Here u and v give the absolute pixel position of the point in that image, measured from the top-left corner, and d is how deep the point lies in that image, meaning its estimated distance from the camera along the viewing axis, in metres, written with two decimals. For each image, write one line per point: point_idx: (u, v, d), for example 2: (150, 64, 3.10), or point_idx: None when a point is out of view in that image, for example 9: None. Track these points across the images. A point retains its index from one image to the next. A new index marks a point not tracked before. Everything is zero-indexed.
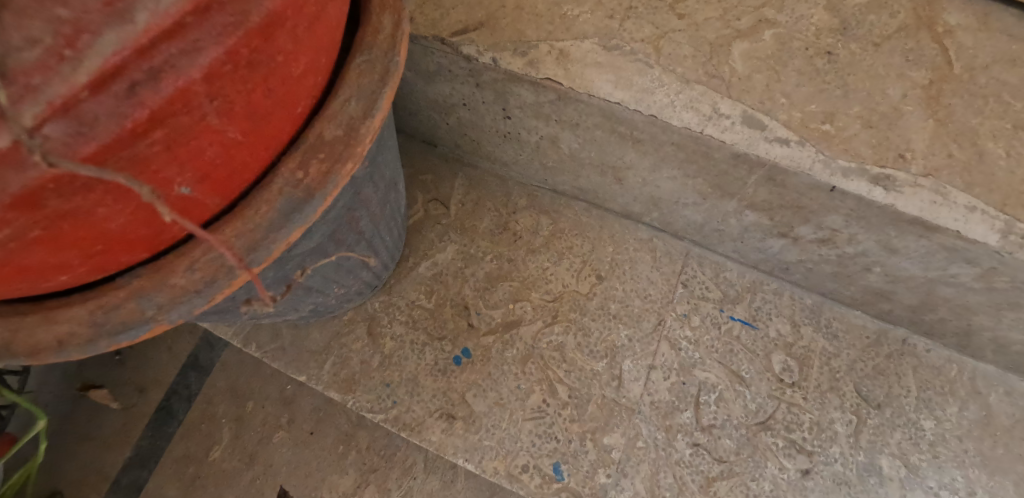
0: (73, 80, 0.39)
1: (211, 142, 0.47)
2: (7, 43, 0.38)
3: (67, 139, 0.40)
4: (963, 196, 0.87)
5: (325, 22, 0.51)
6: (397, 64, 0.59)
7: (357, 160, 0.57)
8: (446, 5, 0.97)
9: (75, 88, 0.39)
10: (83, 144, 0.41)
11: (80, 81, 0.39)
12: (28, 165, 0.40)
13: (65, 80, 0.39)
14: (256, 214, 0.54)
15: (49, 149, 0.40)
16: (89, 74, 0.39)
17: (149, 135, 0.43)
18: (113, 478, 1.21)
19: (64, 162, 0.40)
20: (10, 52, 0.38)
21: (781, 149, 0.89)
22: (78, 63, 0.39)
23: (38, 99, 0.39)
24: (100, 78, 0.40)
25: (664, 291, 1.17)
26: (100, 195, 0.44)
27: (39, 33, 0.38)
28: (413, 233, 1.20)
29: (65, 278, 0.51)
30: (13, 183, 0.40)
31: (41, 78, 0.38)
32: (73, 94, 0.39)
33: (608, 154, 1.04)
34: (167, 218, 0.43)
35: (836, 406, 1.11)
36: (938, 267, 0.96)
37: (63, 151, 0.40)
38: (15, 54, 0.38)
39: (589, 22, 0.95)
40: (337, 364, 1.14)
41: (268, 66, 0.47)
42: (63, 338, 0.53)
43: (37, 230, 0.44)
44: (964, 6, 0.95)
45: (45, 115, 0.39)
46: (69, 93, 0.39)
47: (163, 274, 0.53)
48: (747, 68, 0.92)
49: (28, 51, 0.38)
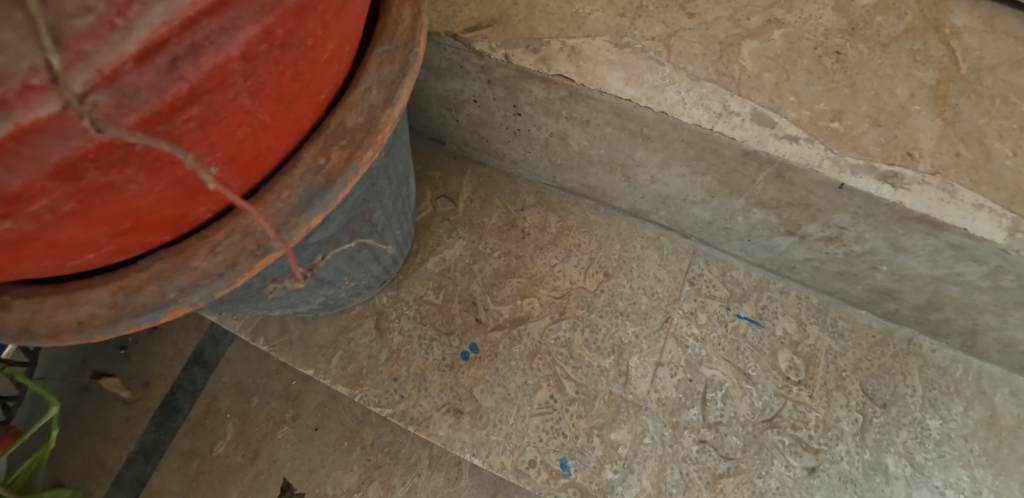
0: (122, 49, 0.40)
1: (241, 122, 0.48)
2: (60, 11, 0.39)
3: (110, 109, 0.41)
4: (971, 195, 0.88)
5: (351, 9, 0.52)
6: (417, 54, 0.60)
7: (377, 148, 0.58)
8: (458, 2, 0.99)
9: (122, 58, 0.40)
10: (124, 115, 0.42)
11: (129, 51, 0.40)
12: (72, 133, 0.41)
13: (115, 49, 0.40)
14: (278, 199, 0.55)
15: (95, 118, 0.41)
16: (137, 45, 0.40)
17: (185, 111, 0.44)
18: (117, 472, 1.21)
19: (110, 130, 0.41)
20: (63, 19, 0.39)
21: (790, 146, 0.90)
22: (128, 33, 0.40)
23: (88, 67, 0.40)
24: (145, 50, 0.41)
25: (671, 289, 1.18)
26: (134, 170, 0.45)
27: (92, 1, 0.39)
28: (421, 229, 1.21)
29: (90, 257, 0.52)
30: (55, 151, 0.41)
31: (92, 46, 0.39)
32: (120, 64, 0.40)
33: (618, 152, 1.05)
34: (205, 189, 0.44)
35: (843, 404, 1.12)
36: (945, 266, 0.97)
37: (108, 119, 0.41)
38: (69, 21, 0.39)
39: (601, 21, 0.96)
40: (345, 358, 1.15)
41: (299, 48, 0.48)
42: (84, 319, 0.54)
43: (72, 203, 0.45)
44: (970, 7, 0.96)
45: (93, 83, 0.40)
46: (116, 63, 0.40)
47: (184, 257, 0.54)
48: (757, 67, 0.93)
49: (81, 19, 0.39)
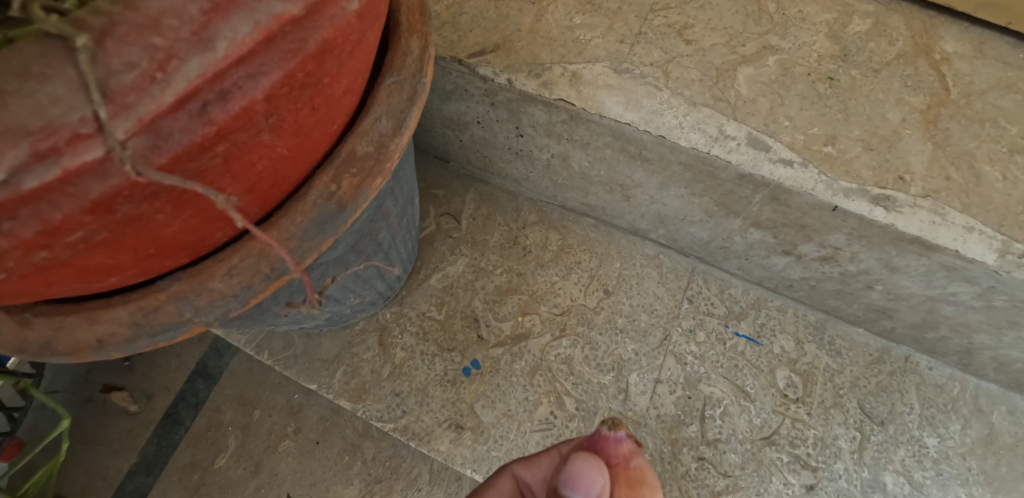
0: (161, 100, 0.42)
1: (261, 156, 0.51)
2: (108, 67, 0.41)
3: (146, 150, 0.44)
4: (961, 217, 0.90)
5: (365, 47, 0.54)
6: (424, 85, 0.63)
7: (386, 175, 0.61)
8: (463, 28, 1.02)
9: (161, 107, 0.43)
10: (158, 155, 0.44)
11: (167, 101, 0.43)
12: (111, 173, 0.44)
13: (155, 100, 0.42)
14: (291, 224, 0.58)
15: (135, 160, 0.43)
16: (175, 95, 0.43)
17: (213, 149, 0.47)
18: (118, 484, 1.23)
19: (149, 172, 0.44)
20: (110, 75, 0.41)
21: (784, 170, 0.93)
22: (167, 85, 0.42)
23: (131, 116, 0.42)
24: (181, 98, 0.43)
25: (670, 306, 1.20)
26: (162, 202, 0.48)
27: (136, 58, 0.42)
28: (425, 246, 1.24)
29: (113, 279, 0.54)
30: (95, 189, 0.44)
31: (135, 98, 0.42)
32: (159, 112, 0.43)
33: (618, 173, 1.08)
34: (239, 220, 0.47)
35: (840, 422, 1.13)
36: (938, 285, 0.99)
37: (145, 161, 0.44)
38: (115, 76, 0.41)
39: (601, 47, 0.99)
40: (348, 373, 1.17)
41: (316, 88, 0.51)
42: (103, 338, 0.56)
43: (104, 234, 0.48)
44: (959, 34, 1.00)
45: (133, 130, 0.43)
46: (156, 112, 0.43)
47: (201, 278, 0.56)
48: (752, 92, 0.96)
49: (126, 74, 0.42)
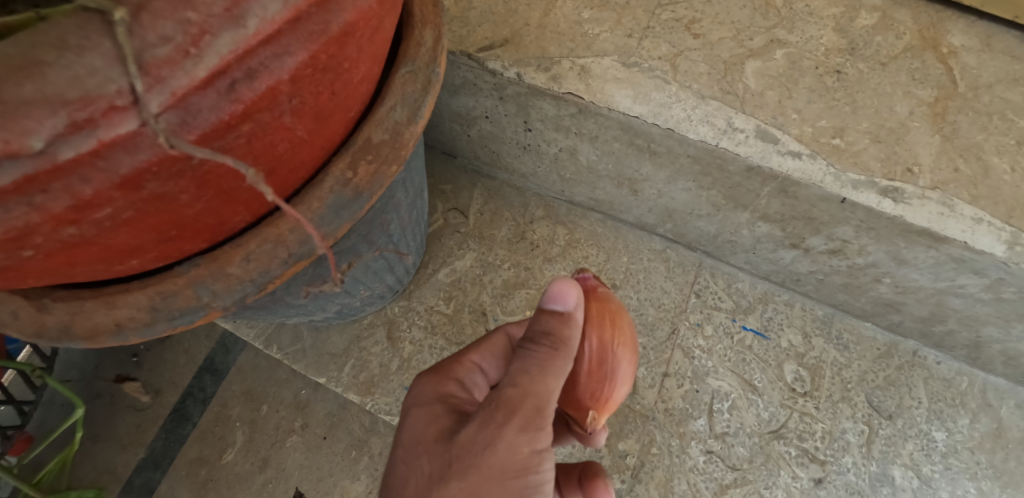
0: (193, 74, 0.43)
1: (283, 138, 0.52)
2: (143, 40, 0.42)
3: (176, 126, 0.45)
4: (970, 209, 0.91)
5: (383, 33, 0.55)
6: (439, 75, 0.64)
7: (401, 162, 0.62)
8: (472, 23, 1.03)
9: (193, 82, 0.44)
10: (188, 131, 0.45)
11: (198, 76, 0.44)
12: (142, 147, 0.45)
13: (188, 74, 0.43)
14: (309, 209, 0.58)
15: (167, 134, 0.45)
16: (206, 70, 0.44)
17: (237, 128, 0.48)
18: (126, 479, 1.24)
19: (182, 144, 0.45)
20: (146, 48, 0.42)
21: (793, 161, 0.93)
22: (199, 60, 0.43)
23: (164, 89, 0.43)
24: (212, 75, 0.44)
25: (678, 300, 1.21)
26: (187, 181, 0.49)
27: (171, 32, 0.42)
28: (433, 241, 1.25)
29: (134, 261, 0.55)
30: (125, 164, 0.45)
31: (169, 72, 0.43)
32: (190, 87, 0.44)
33: (626, 167, 1.09)
34: (267, 195, 0.48)
35: (848, 416, 1.14)
36: (947, 278, 0.99)
37: (176, 135, 0.45)
38: (150, 49, 0.42)
39: (609, 41, 1.00)
40: (357, 366, 1.18)
41: (337, 71, 0.52)
42: (122, 322, 0.57)
43: (130, 212, 0.49)
44: (967, 28, 1.00)
45: (166, 103, 0.44)
46: (188, 87, 0.44)
47: (219, 263, 0.57)
48: (760, 85, 0.97)
49: (161, 48, 0.42)
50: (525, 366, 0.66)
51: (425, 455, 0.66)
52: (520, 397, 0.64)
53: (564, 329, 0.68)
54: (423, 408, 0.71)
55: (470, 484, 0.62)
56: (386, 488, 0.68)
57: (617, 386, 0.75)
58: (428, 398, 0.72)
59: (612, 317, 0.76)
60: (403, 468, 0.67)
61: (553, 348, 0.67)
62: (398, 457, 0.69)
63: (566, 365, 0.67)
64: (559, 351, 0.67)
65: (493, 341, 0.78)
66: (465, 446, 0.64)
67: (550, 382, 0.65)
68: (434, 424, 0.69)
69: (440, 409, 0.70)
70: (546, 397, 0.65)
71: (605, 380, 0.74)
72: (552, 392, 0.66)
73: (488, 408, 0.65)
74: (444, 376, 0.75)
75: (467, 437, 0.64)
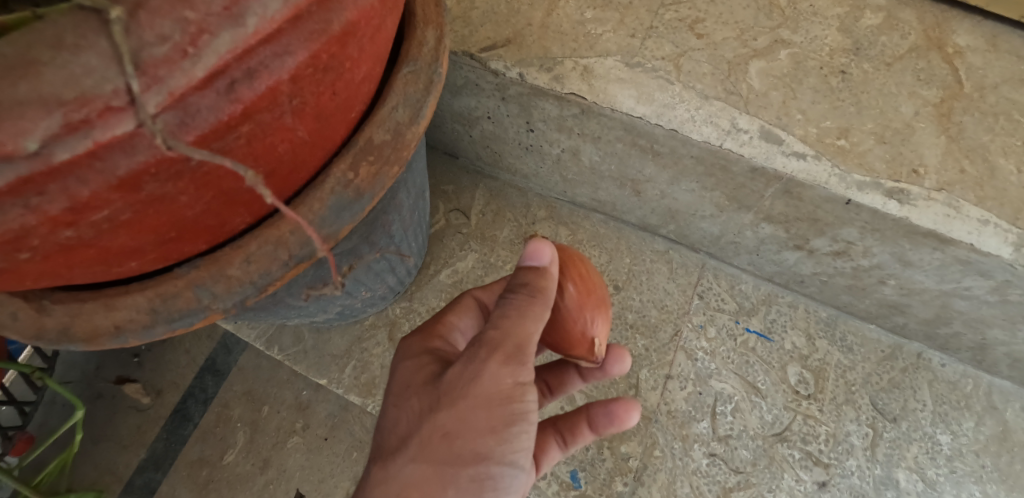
0: (192, 74, 0.43)
1: (283, 139, 0.52)
2: (141, 39, 0.41)
3: (174, 126, 0.44)
4: (976, 210, 0.90)
5: (385, 32, 0.54)
6: (441, 75, 0.63)
7: (403, 163, 0.61)
8: (475, 23, 1.02)
9: (191, 82, 0.43)
10: (186, 132, 0.45)
11: (197, 76, 0.43)
12: (140, 147, 0.44)
13: (186, 74, 0.43)
14: (310, 211, 0.58)
15: (165, 135, 0.44)
16: (205, 70, 0.43)
17: (237, 129, 0.48)
18: (127, 480, 1.23)
19: (180, 146, 0.44)
20: (143, 47, 0.42)
21: (798, 162, 0.93)
22: (198, 60, 0.43)
23: (162, 89, 0.43)
24: (210, 74, 0.44)
25: (681, 302, 1.20)
26: (186, 183, 0.49)
27: (169, 31, 0.42)
28: (434, 241, 1.24)
29: (133, 263, 0.55)
30: (123, 165, 0.45)
31: (166, 71, 0.42)
32: (188, 87, 0.43)
33: (629, 168, 1.08)
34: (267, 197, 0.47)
35: (852, 419, 1.13)
36: (952, 280, 0.99)
37: (174, 136, 0.44)
38: (148, 48, 0.42)
39: (612, 41, 0.99)
40: (358, 367, 1.17)
41: (338, 71, 0.51)
42: (121, 324, 0.57)
43: (129, 213, 0.48)
44: (972, 28, 0.99)
45: (164, 104, 0.43)
46: (186, 87, 0.43)
47: (219, 265, 0.57)
48: (764, 86, 0.96)
49: (159, 47, 0.42)
50: (504, 312, 0.66)
51: (414, 396, 0.67)
52: (502, 337, 0.65)
53: (542, 278, 0.67)
54: (412, 360, 0.72)
55: (458, 415, 0.63)
56: (378, 433, 0.68)
57: (601, 312, 0.75)
58: (416, 350, 0.73)
59: (585, 258, 0.77)
60: (393, 411, 0.68)
61: (531, 296, 0.66)
62: (388, 403, 0.69)
63: (545, 312, 0.66)
64: (538, 298, 0.66)
65: (467, 303, 0.80)
66: (453, 382, 0.64)
67: (530, 325, 0.65)
68: (423, 371, 0.69)
69: (428, 359, 0.71)
70: (528, 335, 0.65)
71: (591, 314, 0.74)
72: (531, 336, 0.65)
73: (472, 348, 0.65)
74: (431, 333, 0.76)
75: (453, 374, 0.65)
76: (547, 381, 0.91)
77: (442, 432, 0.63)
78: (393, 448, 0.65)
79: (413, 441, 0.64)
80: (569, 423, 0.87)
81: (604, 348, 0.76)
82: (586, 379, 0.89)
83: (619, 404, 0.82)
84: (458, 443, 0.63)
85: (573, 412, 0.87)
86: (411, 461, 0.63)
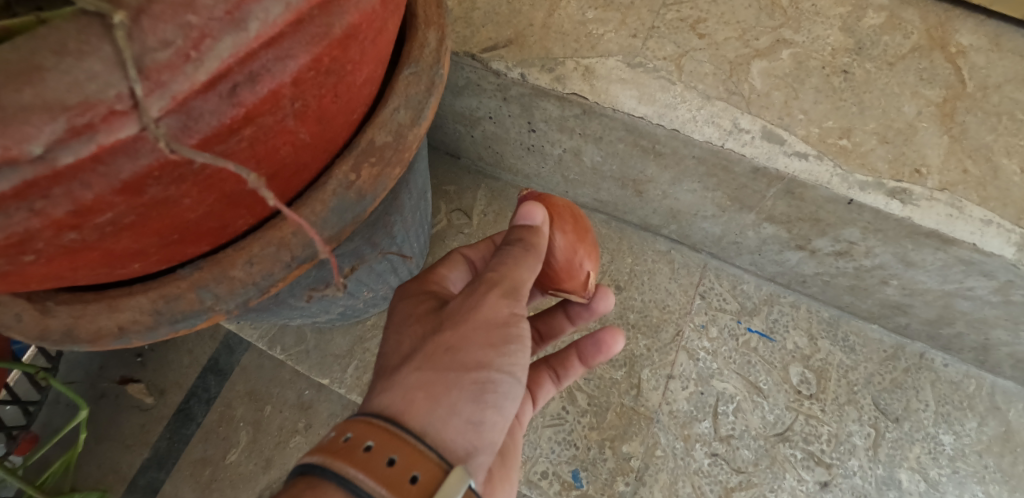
0: (195, 78, 0.43)
1: (285, 142, 0.52)
2: (144, 44, 0.41)
3: (177, 130, 0.45)
4: (978, 210, 0.90)
5: (386, 35, 0.54)
6: (442, 77, 0.63)
7: (405, 165, 0.61)
8: (476, 23, 1.02)
9: (194, 86, 0.43)
10: (189, 136, 0.45)
11: (199, 80, 0.43)
12: (144, 151, 0.45)
13: (188, 78, 0.43)
14: (312, 213, 0.58)
15: (167, 139, 0.44)
16: (208, 75, 0.43)
17: (239, 132, 0.48)
18: (130, 479, 1.23)
19: (183, 149, 0.44)
20: (146, 52, 0.42)
21: (799, 163, 0.93)
22: (200, 64, 0.43)
23: (165, 94, 0.43)
24: (213, 79, 0.44)
25: (682, 302, 1.20)
26: (189, 185, 0.49)
27: (172, 36, 0.42)
28: (436, 241, 1.24)
29: (136, 265, 0.55)
30: (127, 169, 0.45)
31: (169, 76, 0.42)
32: (191, 91, 0.43)
33: (631, 168, 1.08)
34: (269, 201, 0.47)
35: (854, 419, 1.13)
36: (955, 280, 0.98)
37: (177, 140, 0.45)
38: (151, 54, 0.42)
39: (613, 41, 0.99)
40: (360, 367, 1.17)
41: (340, 74, 0.51)
42: (124, 325, 0.57)
43: (132, 216, 0.49)
44: (975, 28, 0.99)
45: (167, 108, 0.43)
46: (189, 91, 0.43)
47: (222, 267, 0.57)
48: (767, 85, 0.96)
49: (162, 52, 0.42)
50: (503, 257, 0.68)
51: (417, 324, 0.67)
52: (503, 274, 0.67)
53: (536, 232, 0.71)
54: (409, 298, 0.72)
55: (462, 335, 0.64)
56: (377, 360, 0.67)
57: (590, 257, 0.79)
58: (414, 290, 0.73)
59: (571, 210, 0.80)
60: (393, 338, 0.67)
61: (526, 250, 0.69)
62: (387, 334, 0.69)
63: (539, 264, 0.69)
64: (533, 251, 0.69)
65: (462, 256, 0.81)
66: (456, 310, 0.65)
67: (528, 270, 0.68)
68: (423, 305, 0.70)
69: (426, 296, 0.71)
70: (525, 280, 0.68)
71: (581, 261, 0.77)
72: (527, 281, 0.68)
73: (474, 284, 0.67)
74: (427, 278, 0.76)
75: (456, 304, 0.66)
76: (536, 327, 0.91)
77: (445, 346, 0.63)
78: (395, 365, 0.64)
79: (416, 357, 0.63)
80: (558, 358, 0.88)
81: (595, 282, 0.81)
82: (575, 322, 0.90)
83: (606, 335, 0.83)
84: (462, 356, 0.63)
85: (562, 347, 0.88)
86: (414, 370, 0.62)
